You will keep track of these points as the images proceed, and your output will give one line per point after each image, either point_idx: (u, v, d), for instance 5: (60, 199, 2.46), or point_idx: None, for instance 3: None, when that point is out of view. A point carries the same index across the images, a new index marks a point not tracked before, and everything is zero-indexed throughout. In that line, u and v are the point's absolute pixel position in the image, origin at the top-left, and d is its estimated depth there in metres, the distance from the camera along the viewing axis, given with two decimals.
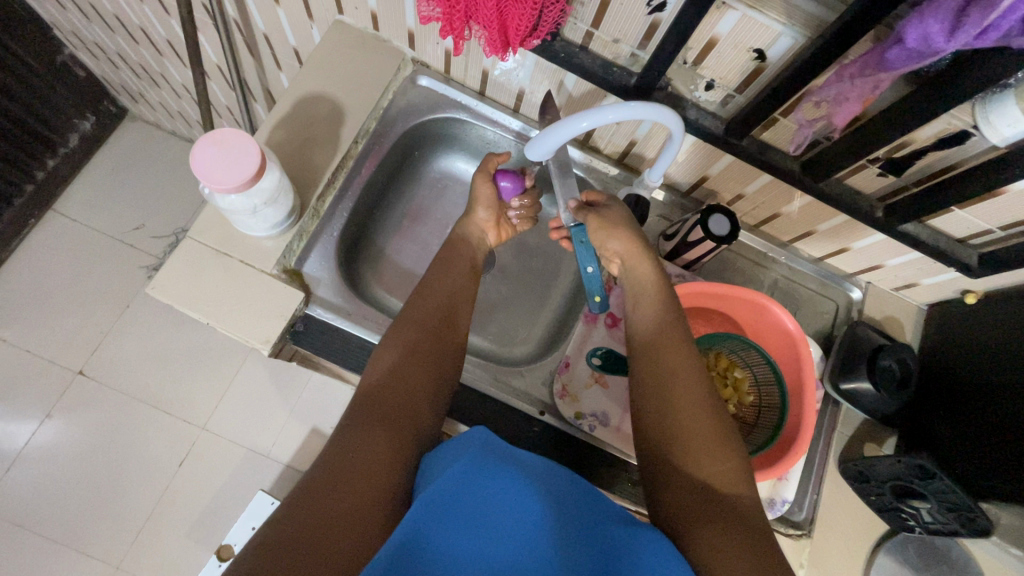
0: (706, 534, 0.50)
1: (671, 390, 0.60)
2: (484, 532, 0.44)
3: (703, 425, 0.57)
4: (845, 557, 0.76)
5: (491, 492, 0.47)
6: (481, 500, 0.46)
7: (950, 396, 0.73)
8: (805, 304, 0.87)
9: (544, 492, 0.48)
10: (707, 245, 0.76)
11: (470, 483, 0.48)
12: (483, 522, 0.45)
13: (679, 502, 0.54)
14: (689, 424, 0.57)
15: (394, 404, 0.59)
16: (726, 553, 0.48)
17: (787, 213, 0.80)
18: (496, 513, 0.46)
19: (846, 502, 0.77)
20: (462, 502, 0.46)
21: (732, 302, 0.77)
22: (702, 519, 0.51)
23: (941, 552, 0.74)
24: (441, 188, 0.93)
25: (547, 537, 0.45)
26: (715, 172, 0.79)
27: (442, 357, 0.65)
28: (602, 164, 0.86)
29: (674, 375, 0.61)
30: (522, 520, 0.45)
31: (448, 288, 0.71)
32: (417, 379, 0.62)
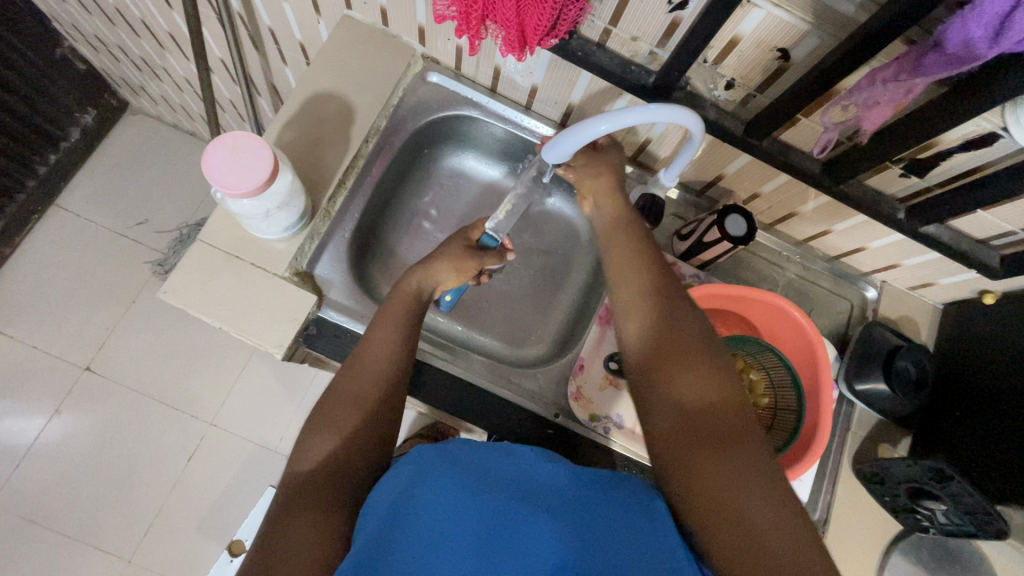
0: (695, 466, 0.47)
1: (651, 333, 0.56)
2: (439, 548, 0.43)
3: (688, 361, 0.53)
4: (857, 557, 0.75)
5: (442, 505, 0.45)
6: (429, 520, 0.45)
7: (965, 398, 0.73)
8: (819, 304, 0.86)
9: (501, 480, 0.48)
10: (724, 246, 0.75)
11: (412, 505, 0.46)
12: (440, 542, 0.43)
13: (665, 441, 0.50)
14: (673, 360, 0.53)
15: (354, 441, 0.56)
16: (720, 487, 0.45)
17: (804, 212, 0.79)
18: (456, 525, 0.44)
19: (859, 503, 0.77)
20: (416, 522, 0.45)
21: (750, 304, 0.77)
22: (690, 450, 0.48)
23: (954, 552, 0.75)
24: (451, 186, 0.92)
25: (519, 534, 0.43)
26: (731, 171, 0.77)
27: (393, 359, 0.61)
28: None
29: (655, 323, 0.57)
30: (478, 525, 0.44)
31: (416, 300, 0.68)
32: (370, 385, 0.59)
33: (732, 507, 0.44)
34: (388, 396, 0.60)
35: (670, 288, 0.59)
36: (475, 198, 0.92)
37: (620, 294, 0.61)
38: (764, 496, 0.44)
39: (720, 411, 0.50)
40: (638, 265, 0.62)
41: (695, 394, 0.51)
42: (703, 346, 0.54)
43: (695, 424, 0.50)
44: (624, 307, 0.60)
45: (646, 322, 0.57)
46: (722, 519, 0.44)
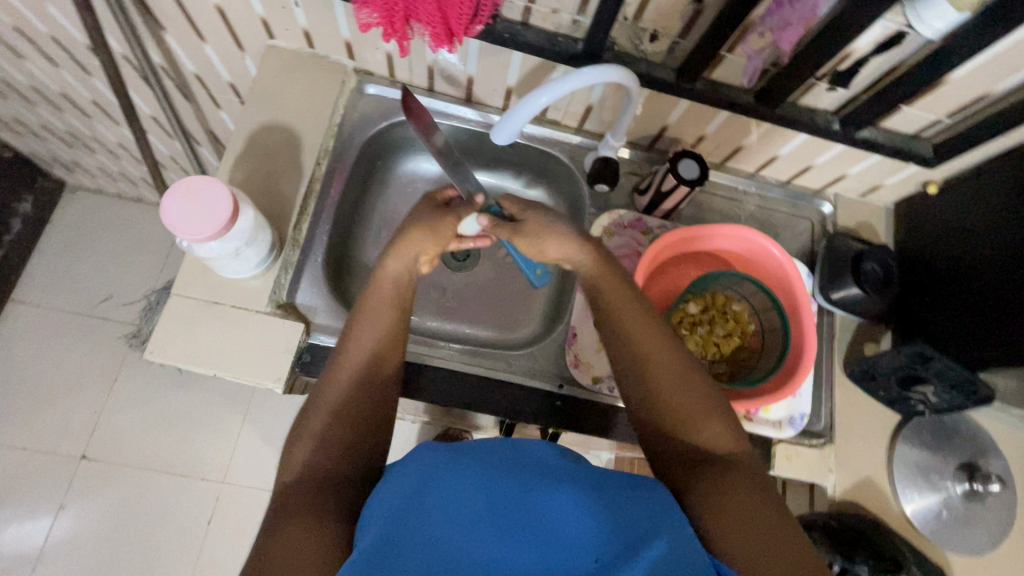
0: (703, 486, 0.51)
1: (653, 378, 0.57)
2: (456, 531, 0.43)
3: (698, 403, 0.55)
4: (871, 456, 0.78)
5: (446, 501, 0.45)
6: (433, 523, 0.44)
7: (935, 282, 0.76)
8: (782, 228, 0.89)
9: (509, 467, 0.49)
10: (682, 191, 0.78)
11: (418, 510, 0.45)
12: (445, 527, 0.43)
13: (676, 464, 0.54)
14: (677, 406, 0.56)
15: (343, 435, 0.56)
16: (722, 501, 0.49)
17: (748, 144, 0.82)
18: (460, 512, 0.45)
19: (860, 404, 0.80)
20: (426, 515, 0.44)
21: (719, 240, 0.79)
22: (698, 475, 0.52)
23: (952, 428, 0.78)
24: (410, 191, 0.93)
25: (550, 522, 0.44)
26: (674, 119, 0.80)
27: (375, 369, 0.60)
28: (564, 134, 0.86)
29: (659, 371, 0.57)
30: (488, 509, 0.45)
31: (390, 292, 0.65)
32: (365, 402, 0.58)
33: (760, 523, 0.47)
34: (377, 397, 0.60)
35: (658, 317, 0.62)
36: None
37: (617, 343, 0.61)
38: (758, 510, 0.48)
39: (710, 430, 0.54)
40: (635, 310, 0.62)
41: (704, 437, 0.54)
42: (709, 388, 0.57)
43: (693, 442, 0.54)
44: (622, 354, 0.60)
45: (649, 369, 0.58)
46: (753, 540, 0.46)
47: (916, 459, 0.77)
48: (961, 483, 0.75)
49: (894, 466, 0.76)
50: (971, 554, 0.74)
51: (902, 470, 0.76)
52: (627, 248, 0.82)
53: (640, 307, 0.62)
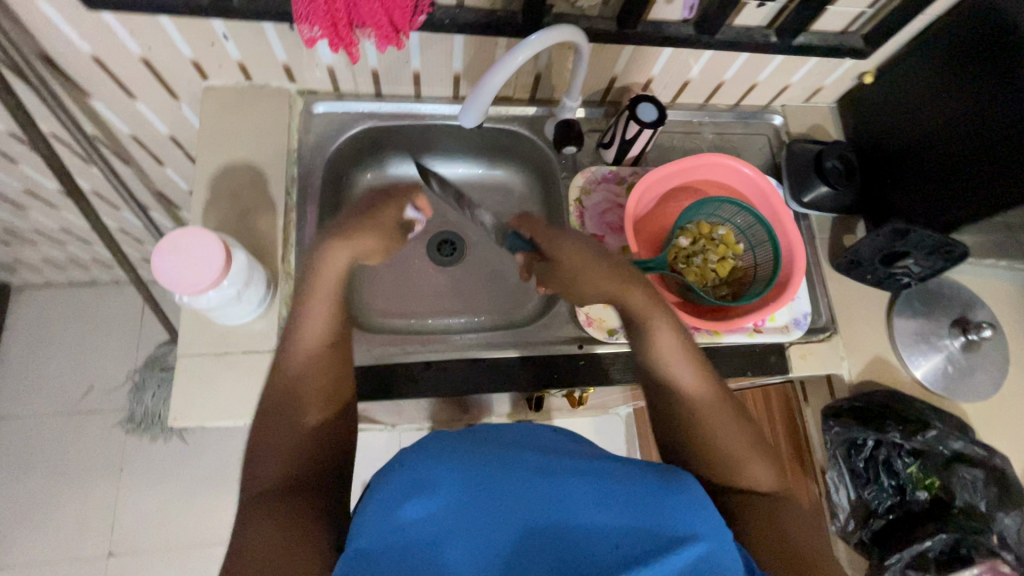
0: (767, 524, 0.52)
1: (705, 420, 0.57)
2: (479, 522, 0.43)
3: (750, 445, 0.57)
4: (875, 336, 0.83)
5: (462, 500, 0.44)
6: (474, 512, 0.43)
7: (893, 163, 0.81)
8: (744, 149, 0.93)
9: (532, 463, 0.47)
10: (645, 135, 0.80)
11: (469, 495, 0.44)
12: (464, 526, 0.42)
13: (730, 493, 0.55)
14: (726, 448, 0.56)
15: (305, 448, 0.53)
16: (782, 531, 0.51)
17: (695, 76, 0.85)
18: (479, 510, 0.43)
19: (855, 292, 0.85)
20: (446, 520, 0.43)
21: (692, 172, 0.81)
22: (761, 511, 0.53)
23: (937, 292, 0.84)
24: None
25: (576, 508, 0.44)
26: (621, 69, 0.82)
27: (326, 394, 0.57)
28: (519, 108, 0.87)
29: (711, 421, 0.57)
30: (502, 498, 0.44)
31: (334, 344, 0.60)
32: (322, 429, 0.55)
33: (808, 555, 0.50)
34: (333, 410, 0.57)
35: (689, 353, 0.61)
36: None
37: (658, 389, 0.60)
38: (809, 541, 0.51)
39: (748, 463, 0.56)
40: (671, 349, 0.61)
41: (746, 476, 0.55)
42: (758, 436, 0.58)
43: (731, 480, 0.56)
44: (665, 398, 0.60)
45: (700, 413, 0.58)
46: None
47: (913, 327, 0.82)
48: (957, 338, 0.81)
49: (897, 340, 0.82)
50: (980, 400, 0.80)
51: (904, 340, 0.82)
52: (606, 202, 0.83)
53: (689, 349, 0.61)
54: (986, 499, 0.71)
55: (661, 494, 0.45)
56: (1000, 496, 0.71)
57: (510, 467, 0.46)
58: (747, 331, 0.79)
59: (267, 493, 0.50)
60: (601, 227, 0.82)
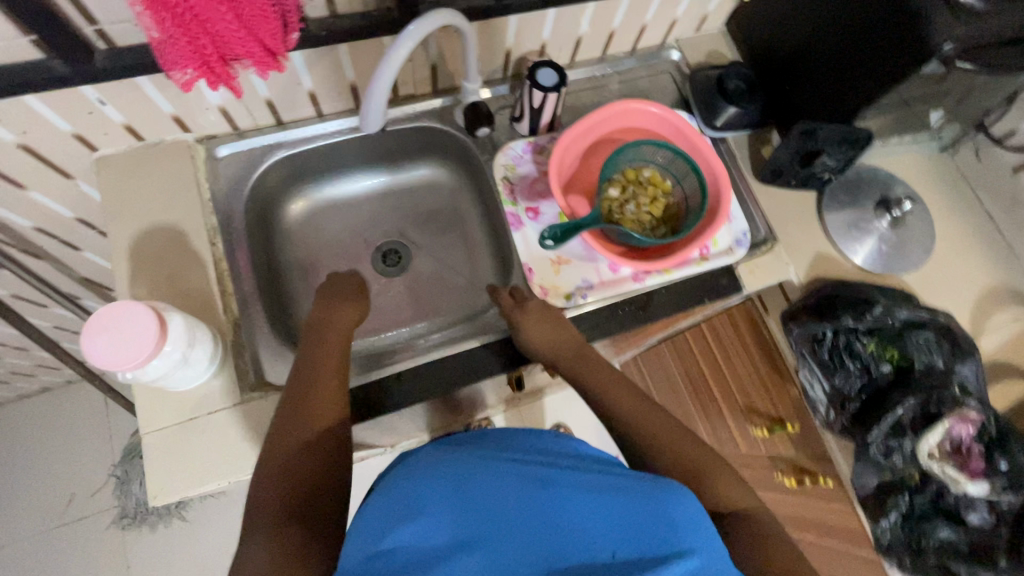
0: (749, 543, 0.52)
1: (671, 446, 0.57)
2: (493, 525, 0.42)
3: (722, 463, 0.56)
4: (812, 236, 0.87)
5: (474, 502, 0.43)
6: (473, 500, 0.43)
7: (790, 70, 0.85)
8: (651, 90, 0.95)
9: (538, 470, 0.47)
10: (552, 100, 0.80)
11: (483, 500, 0.43)
12: (481, 529, 0.42)
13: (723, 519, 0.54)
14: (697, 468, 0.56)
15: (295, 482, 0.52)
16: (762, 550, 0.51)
17: (586, 32, 0.86)
18: (492, 512, 0.43)
19: (784, 199, 0.89)
20: (462, 526, 0.42)
21: (605, 122, 0.82)
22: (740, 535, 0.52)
23: (858, 180, 0.88)
24: (312, 229, 0.91)
25: (579, 524, 0.42)
26: (513, 40, 0.82)
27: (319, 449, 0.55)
28: (425, 102, 0.86)
29: (681, 445, 0.57)
30: (517, 501, 0.43)
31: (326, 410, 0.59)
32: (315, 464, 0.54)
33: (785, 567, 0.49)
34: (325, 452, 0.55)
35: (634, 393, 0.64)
36: (342, 221, 0.92)
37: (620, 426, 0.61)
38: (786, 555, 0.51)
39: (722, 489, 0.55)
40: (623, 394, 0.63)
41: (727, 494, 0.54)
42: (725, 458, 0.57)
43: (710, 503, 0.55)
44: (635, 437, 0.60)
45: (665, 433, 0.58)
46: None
47: (843, 217, 0.86)
48: (884, 218, 0.85)
49: (831, 233, 0.86)
50: (917, 269, 0.86)
51: (839, 234, 0.86)
52: (533, 173, 0.84)
53: (640, 389, 0.64)
54: (943, 355, 0.75)
55: (662, 509, 0.43)
56: (954, 349, 0.75)
57: (523, 472, 0.46)
58: (694, 261, 0.81)
59: (289, 525, 0.48)
60: (534, 198, 0.83)
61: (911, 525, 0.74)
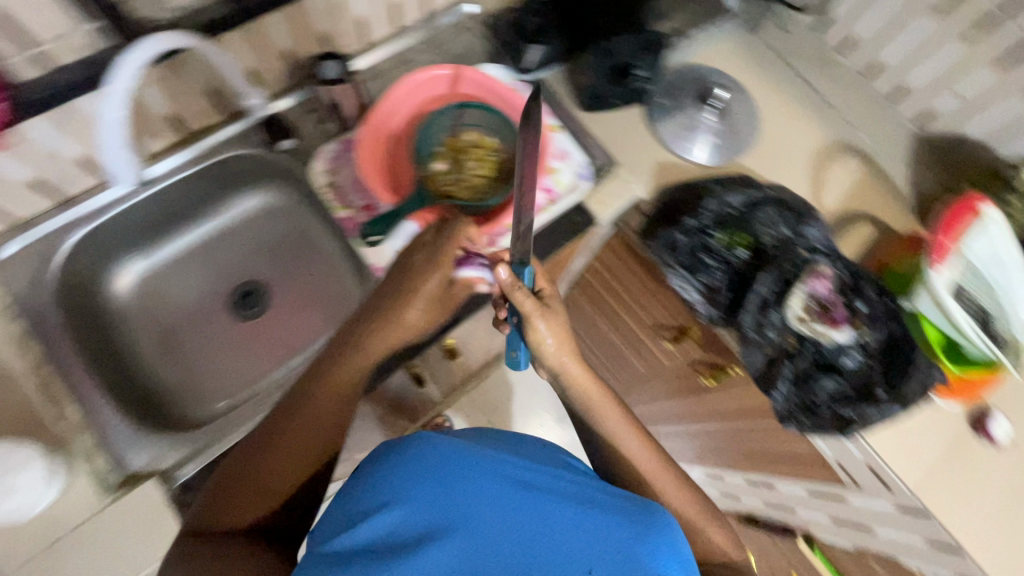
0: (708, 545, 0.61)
1: (651, 488, 0.61)
2: (482, 523, 0.46)
3: (693, 516, 0.61)
4: (650, 150, 0.88)
5: (476, 495, 0.47)
6: (483, 508, 0.46)
7: None
8: (459, 51, 0.91)
9: (519, 475, 0.50)
10: (346, 90, 0.76)
11: (467, 504, 0.47)
12: (466, 523, 0.46)
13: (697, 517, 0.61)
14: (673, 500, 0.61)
15: (261, 498, 0.58)
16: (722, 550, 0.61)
17: (365, 10, 0.81)
18: (488, 511, 0.46)
19: (615, 122, 0.89)
20: (450, 519, 0.46)
21: (409, 98, 0.78)
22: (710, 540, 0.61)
23: (676, 82, 0.90)
24: (152, 296, 0.83)
25: (566, 533, 0.46)
26: (286, 41, 0.76)
27: (297, 475, 0.60)
28: (222, 131, 0.81)
29: (671, 495, 0.61)
30: (511, 505, 0.47)
31: (308, 438, 0.60)
32: (281, 485, 0.59)
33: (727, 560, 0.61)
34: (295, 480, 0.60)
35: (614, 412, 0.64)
36: (182, 278, 0.85)
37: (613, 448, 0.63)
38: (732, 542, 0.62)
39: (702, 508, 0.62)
40: (613, 409, 0.64)
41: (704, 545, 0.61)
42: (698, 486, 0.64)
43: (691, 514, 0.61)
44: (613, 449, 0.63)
45: (632, 459, 0.62)
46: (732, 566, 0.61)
47: (671, 121, 0.88)
48: (707, 111, 0.88)
49: (664, 140, 0.87)
50: (749, 151, 0.89)
51: (672, 139, 0.87)
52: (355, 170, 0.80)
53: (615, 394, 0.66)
54: (787, 224, 0.78)
55: (645, 534, 0.45)
56: (796, 216, 0.79)
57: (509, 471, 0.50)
58: (543, 209, 0.82)
59: (234, 537, 0.57)
60: (367, 195, 0.79)
61: (800, 388, 0.77)
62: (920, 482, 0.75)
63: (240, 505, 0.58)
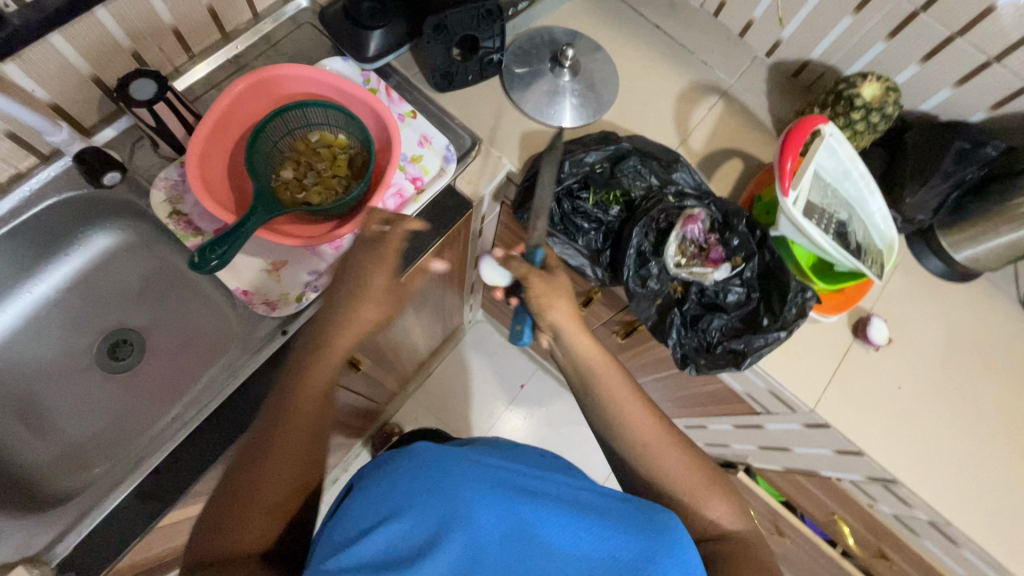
0: (668, 473, 0.60)
1: (654, 458, 0.60)
2: (473, 527, 0.49)
3: (706, 485, 0.60)
4: (513, 122, 0.86)
5: (462, 497, 0.51)
6: (470, 515, 0.50)
7: None
8: (296, 49, 0.86)
9: (548, 495, 0.54)
10: (166, 112, 0.69)
11: (449, 500, 0.51)
12: (463, 527, 0.49)
13: (649, 442, 0.61)
14: (626, 425, 0.62)
15: (239, 528, 0.55)
16: (676, 480, 0.60)
17: (174, 20, 0.74)
18: (479, 511, 0.50)
19: (473, 99, 0.87)
20: (438, 514, 0.51)
21: (236, 108, 0.71)
22: (665, 470, 0.60)
23: (527, 48, 0.88)
24: (2, 368, 0.76)
25: (571, 545, 0.50)
26: (86, 65, 0.69)
27: (275, 494, 0.57)
28: (40, 176, 0.72)
29: (659, 455, 0.60)
30: (507, 505, 0.51)
31: (277, 467, 0.57)
32: (254, 511, 0.56)
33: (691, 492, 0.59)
34: (274, 505, 0.57)
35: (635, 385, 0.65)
36: (35, 341, 0.79)
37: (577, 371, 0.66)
38: (688, 477, 0.60)
39: (654, 430, 0.62)
40: (616, 377, 0.65)
41: (714, 520, 0.59)
42: (648, 452, 0.61)
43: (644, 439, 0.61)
44: (609, 417, 0.63)
45: (654, 446, 0.61)
46: (687, 489, 0.59)
47: (528, 89, 0.86)
48: (563, 73, 0.86)
49: (525, 110, 0.85)
50: (612, 107, 0.88)
51: (532, 107, 0.85)
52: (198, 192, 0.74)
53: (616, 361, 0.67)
54: (654, 174, 0.78)
55: (660, 533, 0.51)
56: (662, 166, 0.79)
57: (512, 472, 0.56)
58: (413, 199, 0.77)
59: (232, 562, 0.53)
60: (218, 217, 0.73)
61: (694, 331, 0.78)
62: (820, 400, 0.78)
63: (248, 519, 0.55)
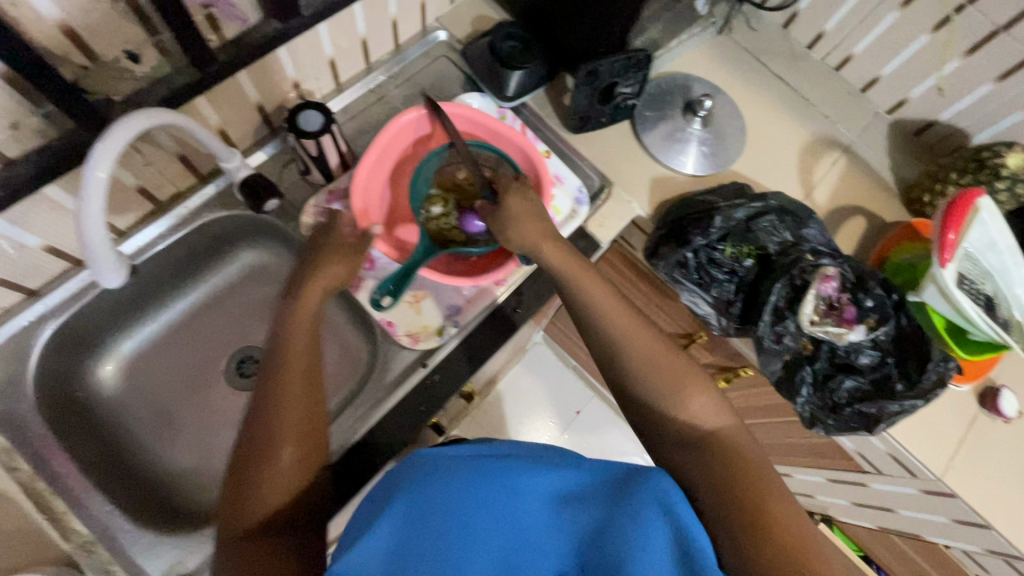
0: (663, 389, 0.56)
1: (634, 351, 0.58)
2: (452, 524, 0.41)
3: (678, 378, 0.56)
4: (642, 165, 0.87)
5: (437, 497, 0.43)
6: (444, 507, 0.43)
7: (553, 15, 0.80)
8: (435, 82, 0.87)
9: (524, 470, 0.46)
10: (329, 142, 0.71)
11: (420, 505, 0.43)
12: (445, 526, 0.42)
13: (648, 359, 0.57)
14: (638, 356, 0.58)
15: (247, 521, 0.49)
16: (674, 390, 0.56)
17: (335, 53, 0.76)
18: (456, 511, 0.42)
19: (603, 140, 0.87)
20: (418, 519, 0.42)
21: (395, 143, 0.72)
22: (680, 390, 0.56)
23: (659, 93, 0.88)
24: (141, 379, 0.78)
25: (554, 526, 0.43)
26: (256, 95, 0.71)
27: (290, 469, 0.52)
28: (196, 197, 0.74)
29: (654, 366, 0.57)
30: (485, 499, 0.43)
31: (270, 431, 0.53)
32: (271, 485, 0.51)
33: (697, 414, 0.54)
34: (291, 465, 0.52)
35: (630, 310, 0.61)
36: (170, 353, 0.80)
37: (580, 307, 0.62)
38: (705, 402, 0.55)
39: (662, 356, 0.58)
40: (604, 294, 0.61)
41: (693, 409, 0.54)
42: (649, 368, 0.57)
43: (661, 365, 0.57)
44: (606, 337, 0.60)
45: (632, 337, 0.59)
46: (701, 411, 0.55)
47: (659, 134, 0.87)
48: (694, 121, 0.87)
49: (656, 154, 0.86)
50: (739, 156, 0.89)
51: (662, 152, 0.86)
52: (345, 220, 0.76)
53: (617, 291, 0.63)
54: (789, 229, 0.79)
55: (623, 497, 0.43)
56: (795, 220, 0.80)
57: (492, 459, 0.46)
58: None
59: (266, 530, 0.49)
60: None
61: (822, 390, 0.78)
62: (946, 468, 0.77)
63: (255, 497, 0.50)
